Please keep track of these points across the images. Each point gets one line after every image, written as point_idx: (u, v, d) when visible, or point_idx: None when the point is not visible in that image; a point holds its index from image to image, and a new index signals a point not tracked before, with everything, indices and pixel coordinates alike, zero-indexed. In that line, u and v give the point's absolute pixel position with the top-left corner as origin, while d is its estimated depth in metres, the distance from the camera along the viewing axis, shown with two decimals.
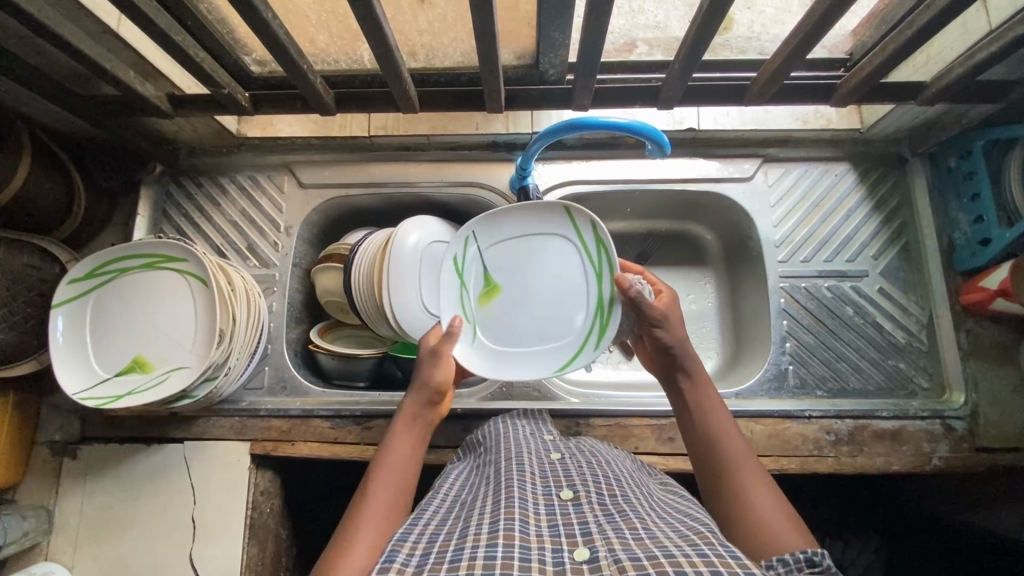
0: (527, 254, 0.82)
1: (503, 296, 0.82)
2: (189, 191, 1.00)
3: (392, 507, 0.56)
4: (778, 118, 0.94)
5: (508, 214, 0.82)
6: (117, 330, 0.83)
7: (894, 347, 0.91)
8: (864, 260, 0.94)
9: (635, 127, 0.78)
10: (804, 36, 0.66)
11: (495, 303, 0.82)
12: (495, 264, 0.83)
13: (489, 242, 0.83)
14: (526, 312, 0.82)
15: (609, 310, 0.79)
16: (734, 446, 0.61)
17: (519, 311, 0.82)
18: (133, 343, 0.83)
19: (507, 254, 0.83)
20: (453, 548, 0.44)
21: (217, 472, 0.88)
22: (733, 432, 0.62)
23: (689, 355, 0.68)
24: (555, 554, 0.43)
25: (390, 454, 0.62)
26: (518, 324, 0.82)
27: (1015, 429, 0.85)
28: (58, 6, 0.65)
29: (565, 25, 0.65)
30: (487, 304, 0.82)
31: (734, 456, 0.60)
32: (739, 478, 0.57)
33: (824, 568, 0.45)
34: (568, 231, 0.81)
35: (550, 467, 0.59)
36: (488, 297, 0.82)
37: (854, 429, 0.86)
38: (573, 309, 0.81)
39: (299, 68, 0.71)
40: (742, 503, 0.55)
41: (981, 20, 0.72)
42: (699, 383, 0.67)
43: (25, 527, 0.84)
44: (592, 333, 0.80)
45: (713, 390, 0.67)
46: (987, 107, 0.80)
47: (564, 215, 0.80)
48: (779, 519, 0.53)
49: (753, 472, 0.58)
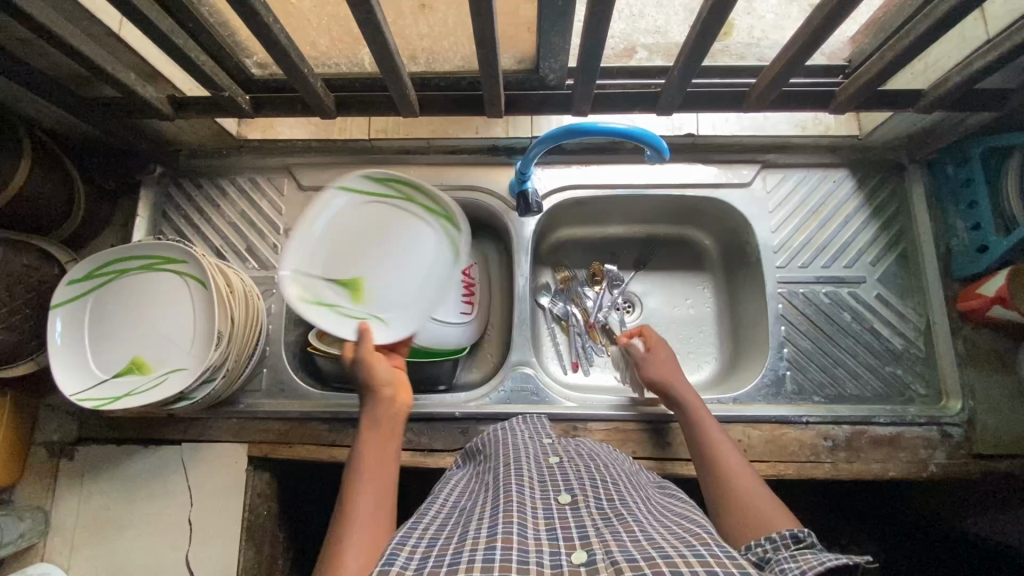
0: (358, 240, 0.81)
1: (368, 282, 0.80)
2: (188, 192, 1.00)
3: (378, 524, 0.57)
4: (777, 124, 0.96)
5: (301, 227, 0.78)
6: (108, 331, 0.83)
7: (892, 353, 0.92)
8: (862, 266, 0.95)
9: (634, 133, 0.78)
10: (802, 43, 0.66)
11: (370, 291, 0.80)
12: (336, 266, 0.79)
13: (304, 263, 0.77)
14: (394, 273, 0.82)
15: (440, 209, 0.83)
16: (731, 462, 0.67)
17: (388, 276, 0.81)
18: (128, 345, 0.83)
19: (337, 247, 0.80)
20: (452, 551, 0.44)
21: (215, 474, 0.88)
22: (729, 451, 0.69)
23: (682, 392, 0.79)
24: (553, 557, 0.43)
25: (366, 461, 0.63)
26: (405, 291, 0.82)
27: (1012, 436, 0.85)
28: (61, 9, 0.66)
29: (565, 30, 0.66)
30: (365, 297, 0.80)
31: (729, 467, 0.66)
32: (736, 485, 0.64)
33: (808, 543, 0.50)
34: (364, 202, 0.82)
35: (549, 471, 0.59)
36: (359, 294, 0.80)
37: (851, 435, 0.86)
38: (415, 235, 0.83)
39: (300, 71, 0.71)
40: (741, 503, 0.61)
41: (979, 28, 0.72)
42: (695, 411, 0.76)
43: (21, 528, 0.84)
44: (451, 234, 0.83)
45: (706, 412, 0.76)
46: (984, 115, 0.80)
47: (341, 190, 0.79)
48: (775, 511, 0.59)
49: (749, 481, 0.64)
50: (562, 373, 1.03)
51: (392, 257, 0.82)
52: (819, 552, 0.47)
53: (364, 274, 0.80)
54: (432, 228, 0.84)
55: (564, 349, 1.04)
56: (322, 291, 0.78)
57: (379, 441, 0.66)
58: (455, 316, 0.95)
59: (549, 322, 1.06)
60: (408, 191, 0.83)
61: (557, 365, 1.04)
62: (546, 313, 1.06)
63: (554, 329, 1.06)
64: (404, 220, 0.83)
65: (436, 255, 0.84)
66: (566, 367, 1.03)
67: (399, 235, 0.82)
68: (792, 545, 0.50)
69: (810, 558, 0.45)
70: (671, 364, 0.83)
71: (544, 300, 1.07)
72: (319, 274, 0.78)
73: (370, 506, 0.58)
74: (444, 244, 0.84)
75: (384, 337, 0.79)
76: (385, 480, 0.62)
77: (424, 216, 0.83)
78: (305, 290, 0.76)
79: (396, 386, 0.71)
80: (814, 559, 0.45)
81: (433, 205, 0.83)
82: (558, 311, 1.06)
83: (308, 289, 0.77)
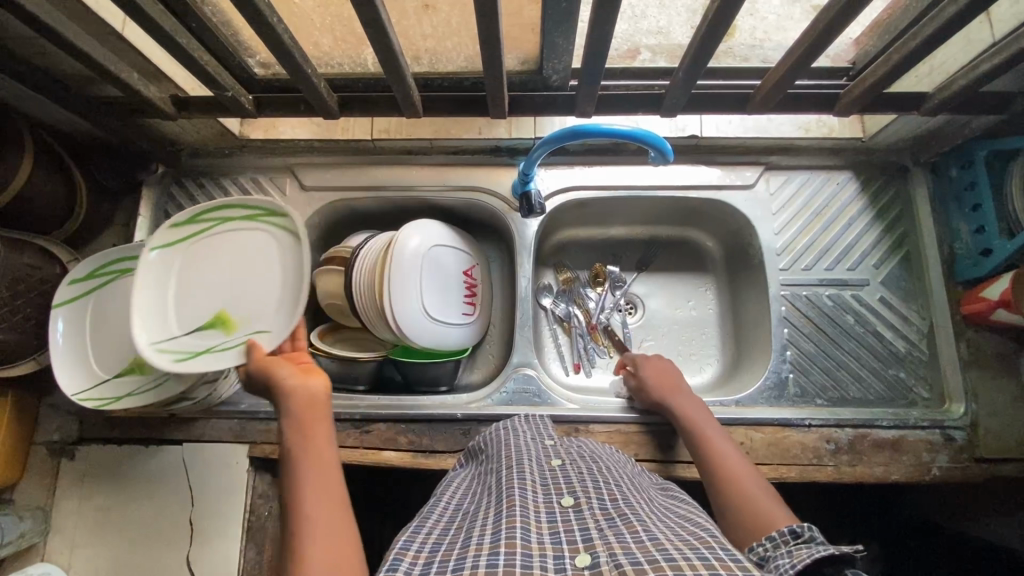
0: (209, 282, 0.82)
1: (231, 311, 0.81)
2: (190, 191, 1.00)
3: (335, 515, 0.53)
4: (780, 125, 0.95)
5: (151, 295, 0.78)
6: (190, 293, 0.80)
7: (895, 356, 0.91)
8: (865, 269, 0.94)
9: (638, 134, 0.78)
10: (806, 46, 0.66)
11: (237, 316, 0.81)
12: (193, 312, 0.80)
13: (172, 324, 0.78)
14: (251, 291, 0.82)
15: (254, 207, 0.83)
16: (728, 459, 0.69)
17: (246, 295, 0.82)
18: (212, 299, 0.81)
19: (189, 295, 0.80)
20: (455, 557, 0.44)
21: (215, 475, 0.87)
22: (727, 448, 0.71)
23: (678, 403, 0.80)
24: (557, 561, 0.43)
25: (294, 455, 0.59)
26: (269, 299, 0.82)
27: (1016, 440, 0.85)
28: (64, 8, 0.65)
29: (569, 31, 0.65)
30: (236, 323, 0.81)
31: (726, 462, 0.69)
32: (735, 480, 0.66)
33: (806, 538, 0.49)
34: (172, 249, 0.81)
35: (552, 474, 0.59)
36: (230, 324, 0.81)
37: (854, 438, 0.86)
38: (259, 251, 0.83)
39: (304, 71, 0.71)
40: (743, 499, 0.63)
41: (985, 31, 0.72)
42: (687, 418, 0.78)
43: (21, 528, 0.84)
44: (276, 223, 0.83)
45: (704, 413, 0.78)
46: (988, 118, 0.80)
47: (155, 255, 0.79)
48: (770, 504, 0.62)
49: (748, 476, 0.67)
50: (564, 374, 1.02)
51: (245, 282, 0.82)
52: (814, 546, 0.47)
53: (224, 304, 0.81)
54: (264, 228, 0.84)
55: (566, 350, 1.04)
56: (190, 342, 0.78)
57: (307, 427, 0.62)
58: (457, 318, 0.96)
59: (551, 324, 1.06)
60: (210, 218, 0.83)
61: (559, 366, 1.03)
62: (548, 315, 1.06)
63: (556, 330, 1.06)
64: (221, 241, 0.83)
65: (282, 248, 0.83)
66: (568, 368, 1.03)
67: (239, 252, 0.83)
68: (791, 541, 0.50)
69: (804, 555, 0.45)
70: (660, 379, 0.85)
71: (546, 301, 1.07)
72: (184, 327, 0.79)
73: (319, 493, 0.55)
74: (283, 235, 0.83)
75: (274, 344, 0.78)
76: (328, 462, 0.59)
77: (247, 222, 0.84)
78: (173, 351, 0.77)
79: (302, 375, 0.68)
80: (808, 556, 0.45)
81: (249, 209, 0.84)
82: (559, 312, 1.06)
83: (175, 350, 0.77)
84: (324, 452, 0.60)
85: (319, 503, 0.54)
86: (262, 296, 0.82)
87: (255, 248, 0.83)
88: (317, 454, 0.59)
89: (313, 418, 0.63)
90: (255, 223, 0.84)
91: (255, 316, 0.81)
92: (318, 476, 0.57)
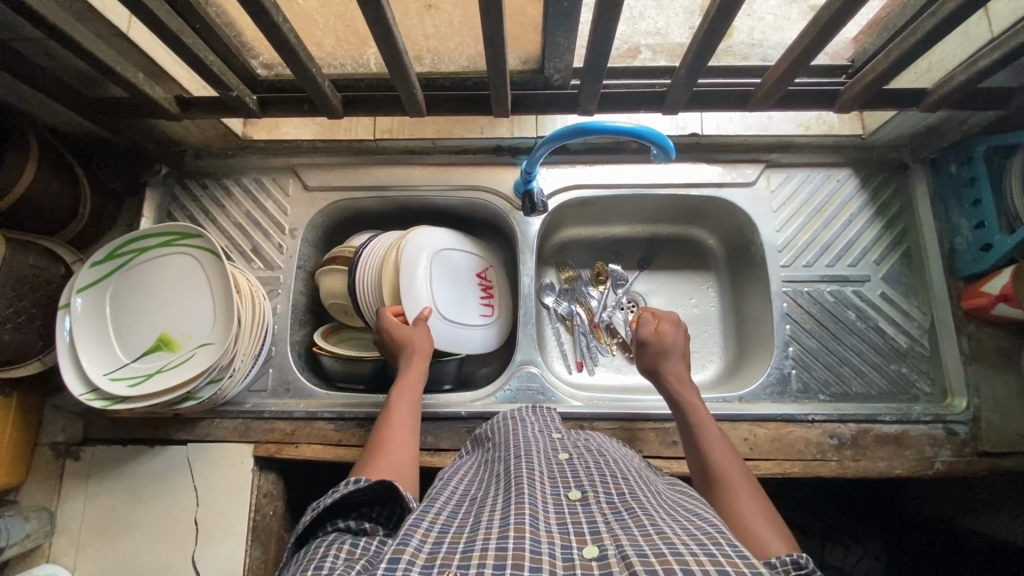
0: (145, 306, 0.86)
1: (172, 332, 0.85)
2: (194, 192, 1.01)
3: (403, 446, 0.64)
4: (781, 124, 0.95)
5: (90, 332, 0.83)
6: (134, 321, 0.85)
7: (896, 352, 0.92)
8: (866, 264, 0.95)
9: (641, 131, 0.78)
10: (807, 45, 0.67)
11: (179, 336, 0.84)
12: (137, 339, 0.84)
13: (118, 351, 0.83)
14: (187, 311, 0.85)
15: (166, 232, 0.86)
16: (726, 467, 0.61)
17: (183, 316, 0.85)
18: (156, 323, 0.85)
19: (130, 321, 0.85)
20: (465, 541, 0.44)
21: (220, 473, 0.88)
22: (728, 455, 0.63)
23: (679, 390, 0.72)
24: (565, 550, 0.43)
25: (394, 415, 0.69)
26: (199, 312, 0.85)
27: (1018, 434, 0.85)
28: (71, 10, 0.66)
29: (570, 31, 0.66)
30: (178, 343, 0.84)
31: (729, 477, 0.60)
32: (731, 488, 0.58)
33: (810, 571, 0.44)
34: (99, 285, 0.85)
35: (559, 467, 0.59)
36: (172, 344, 0.84)
37: (857, 433, 0.87)
38: (184, 269, 0.86)
39: (309, 71, 0.71)
40: (740, 514, 0.55)
41: (983, 27, 0.73)
42: (696, 411, 0.69)
43: (27, 528, 0.84)
44: (190, 243, 0.86)
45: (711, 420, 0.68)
46: (988, 113, 0.80)
47: (88, 291, 0.83)
48: (772, 536, 0.51)
49: (746, 489, 0.58)
50: (567, 372, 1.03)
51: (177, 302, 0.86)
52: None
53: (165, 328, 0.85)
54: (182, 251, 0.86)
55: (569, 348, 1.05)
56: (141, 367, 0.82)
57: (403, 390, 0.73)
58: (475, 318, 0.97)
59: (553, 322, 1.06)
60: (131, 249, 0.86)
61: (562, 364, 1.04)
62: (551, 313, 1.07)
63: (559, 328, 1.06)
64: (149, 265, 0.86)
65: (201, 265, 0.86)
66: (571, 366, 1.04)
67: (167, 278, 0.86)
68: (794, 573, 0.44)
69: None
70: (676, 354, 0.75)
71: (548, 299, 1.07)
72: (131, 354, 0.83)
73: (399, 436, 0.65)
74: (197, 253, 0.86)
75: (213, 355, 0.81)
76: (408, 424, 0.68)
77: (165, 248, 0.86)
78: (128, 378, 0.81)
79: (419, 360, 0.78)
80: None
81: (162, 235, 0.86)
82: (562, 310, 1.07)
83: (128, 378, 0.81)
84: (407, 408, 0.70)
85: (393, 444, 0.63)
86: (204, 310, 0.85)
87: (179, 265, 0.86)
88: (405, 403, 0.71)
89: (414, 375, 0.76)
90: (173, 247, 0.86)
91: (189, 330, 0.84)
92: (399, 416, 0.68)
